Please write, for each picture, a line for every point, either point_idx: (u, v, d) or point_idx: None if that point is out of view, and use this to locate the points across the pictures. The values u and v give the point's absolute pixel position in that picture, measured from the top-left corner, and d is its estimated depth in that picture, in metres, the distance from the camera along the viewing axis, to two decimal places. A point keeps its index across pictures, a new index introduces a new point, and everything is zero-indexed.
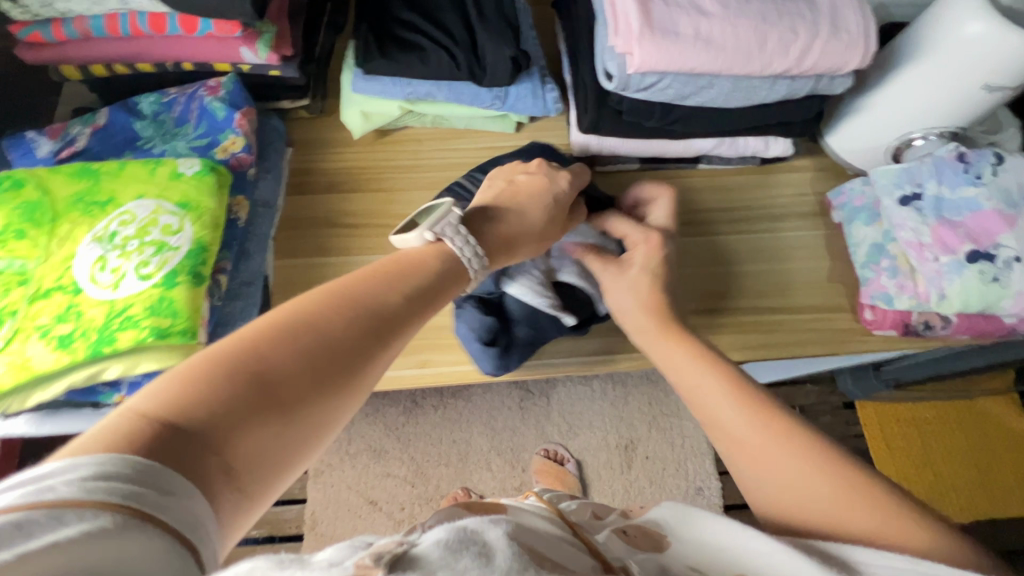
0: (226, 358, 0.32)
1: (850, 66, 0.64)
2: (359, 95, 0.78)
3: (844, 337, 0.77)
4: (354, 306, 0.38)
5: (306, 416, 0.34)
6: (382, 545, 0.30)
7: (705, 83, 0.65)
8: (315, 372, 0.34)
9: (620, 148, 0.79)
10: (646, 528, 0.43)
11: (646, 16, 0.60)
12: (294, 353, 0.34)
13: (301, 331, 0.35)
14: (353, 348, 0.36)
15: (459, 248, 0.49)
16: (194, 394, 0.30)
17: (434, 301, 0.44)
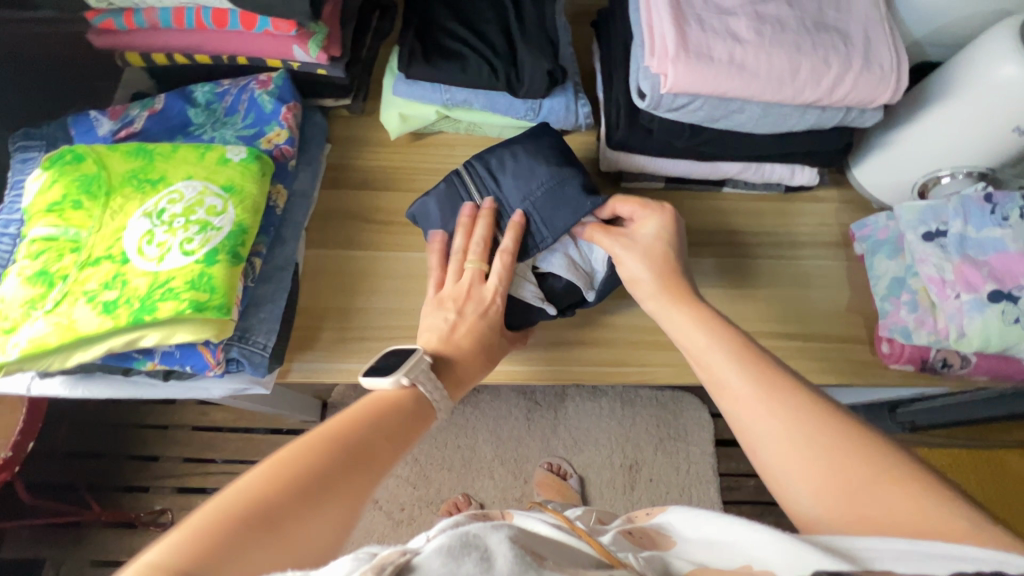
0: (227, 505, 0.37)
1: (881, 100, 0.65)
2: (400, 97, 0.82)
3: (859, 368, 0.77)
4: (337, 440, 0.44)
5: (297, 548, 0.37)
6: (385, 555, 0.32)
7: (735, 107, 0.67)
8: (304, 504, 0.39)
9: (647, 166, 0.81)
10: (648, 532, 0.45)
11: (682, 39, 0.62)
12: (289, 486, 0.39)
13: (290, 469, 0.40)
14: (339, 475, 0.41)
15: (430, 391, 0.55)
16: (198, 539, 0.34)
17: (411, 430, 0.50)
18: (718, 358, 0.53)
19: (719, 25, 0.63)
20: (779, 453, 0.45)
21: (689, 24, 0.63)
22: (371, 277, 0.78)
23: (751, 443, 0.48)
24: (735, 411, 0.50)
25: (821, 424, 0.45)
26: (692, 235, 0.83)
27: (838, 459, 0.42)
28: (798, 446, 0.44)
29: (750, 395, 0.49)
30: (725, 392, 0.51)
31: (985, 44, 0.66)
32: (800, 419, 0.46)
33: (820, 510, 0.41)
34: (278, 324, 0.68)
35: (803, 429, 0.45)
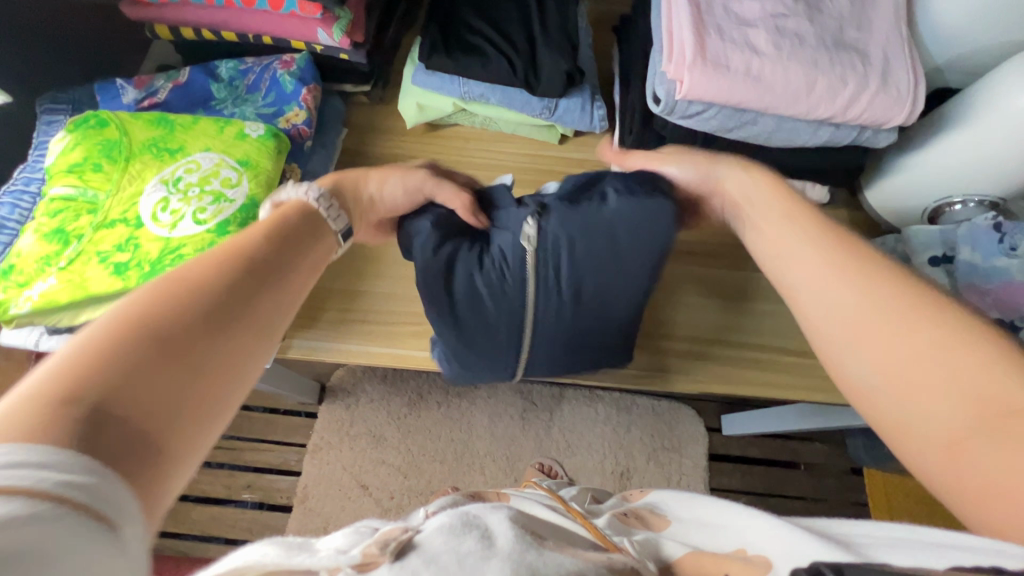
0: (110, 329, 0.26)
1: (895, 121, 0.65)
2: (418, 87, 0.83)
3: None
4: (228, 257, 0.33)
5: (212, 385, 0.28)
6: (387, 532, 0.35)
7: (749, 119, 0.67)
8: (206, 330, 0.29)
9: None
10: (644, 514, 0.49)
11: (700, 47, 0.62)
12: (183, 302, 0.29)
13: (171, 296, 0.29)
14: (240, 292, 0.32)
15: (323, 209, 0.45)
16: (85, 367, 0.24)
17: (318, 245, 0.41)
18: (783, 237, 0.45)
19: (738, 36, 0.64)
20: (851, 331, 0.38)
21: (709, 32, 0.63)
22: (378, 263, 0.79)
23: (817, 328, 0.40)
24: (802, 296, 0.42)
25: (927, 320, 0.35)
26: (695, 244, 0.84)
27: (907, 335, 0.35)
28: (871, 321, 0.37)
29: (823, 273, 0.41)
30: (804, 307, 0.42)
31: (1004, 73, 0.66)
32: (901, 316, 0.36)
33: (913, 418, 0.33)
34: None
35: (883, 299, 0.37)
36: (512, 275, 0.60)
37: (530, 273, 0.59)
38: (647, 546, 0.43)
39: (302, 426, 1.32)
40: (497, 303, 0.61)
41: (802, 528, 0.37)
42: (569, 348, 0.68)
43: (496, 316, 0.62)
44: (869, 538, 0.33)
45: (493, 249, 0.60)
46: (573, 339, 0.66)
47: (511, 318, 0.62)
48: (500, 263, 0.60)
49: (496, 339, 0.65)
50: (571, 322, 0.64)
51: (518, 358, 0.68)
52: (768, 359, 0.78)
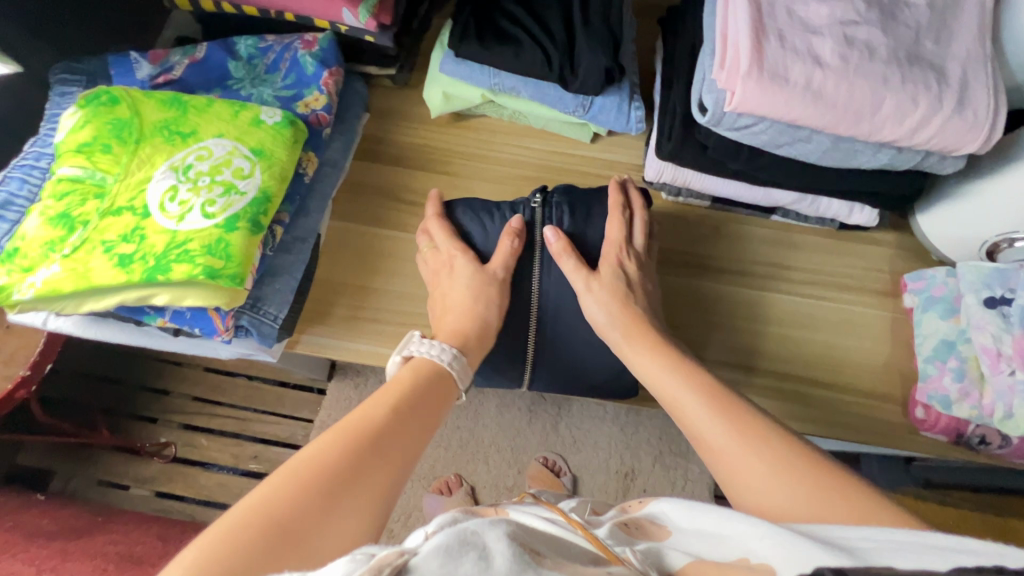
0: (244, 518, 0.38)
1: (967, 148, 0.59)
2: (446, 75, 0.78)
3: (887, 428, 0.72)
4: (362, 432, 0.46)
5: (324, 549, 0.39)
6: (383, 555, 0.31)
7: (803, 135, 0.62)
8: (330, 501, 0.40)
9: (694, 182, 0.76)
10: (643, 522, 0.47)
11: (758, 55, 0.56)
12: (299, 489, 0.40)
13: (312, 474, 0.41)
14: (352, 470, 0.43)
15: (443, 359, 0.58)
16: (222, 556, 0.36)
17: (416, 431, 0.49)
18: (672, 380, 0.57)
19: (801, 43, 0.57)
20: (731, 471, 0.48)
21: (769, 39, 0.57)
22: (393, 259, 0.76)
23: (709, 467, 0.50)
24: (692, 432, 0.52)
25: (731, 419, 0.50)
26: (723, 262, 0.80)
27: (788, 476, 0.44)
28: (746, 462, 0.47)
29: (709, 417, 0.51)
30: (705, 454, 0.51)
31: None
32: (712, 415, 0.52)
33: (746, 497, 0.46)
34: (291, 297, 0.67)
35: (758, 448, 0.47)
36: (529, 238, 0.69)
37: (539, 235, 0.69)
38: (649, 554, 0.42)
39: (310, 402, 1.26)
40: (518, 275, 0.69)
41: (806, 537, 0.37)
42: (587, 343, 0.68)
43: (517, 290, 0.68)
44: (872, 543, 0.35)
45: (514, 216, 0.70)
46: (583, 338, 0.68)
47: (524, 284, 0.69)
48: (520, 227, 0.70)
49: (515, 319, 0.68)
50: (584, 304, 0.68)
51: (534, 349, 0.69)
52: (788, 388, 0.74)
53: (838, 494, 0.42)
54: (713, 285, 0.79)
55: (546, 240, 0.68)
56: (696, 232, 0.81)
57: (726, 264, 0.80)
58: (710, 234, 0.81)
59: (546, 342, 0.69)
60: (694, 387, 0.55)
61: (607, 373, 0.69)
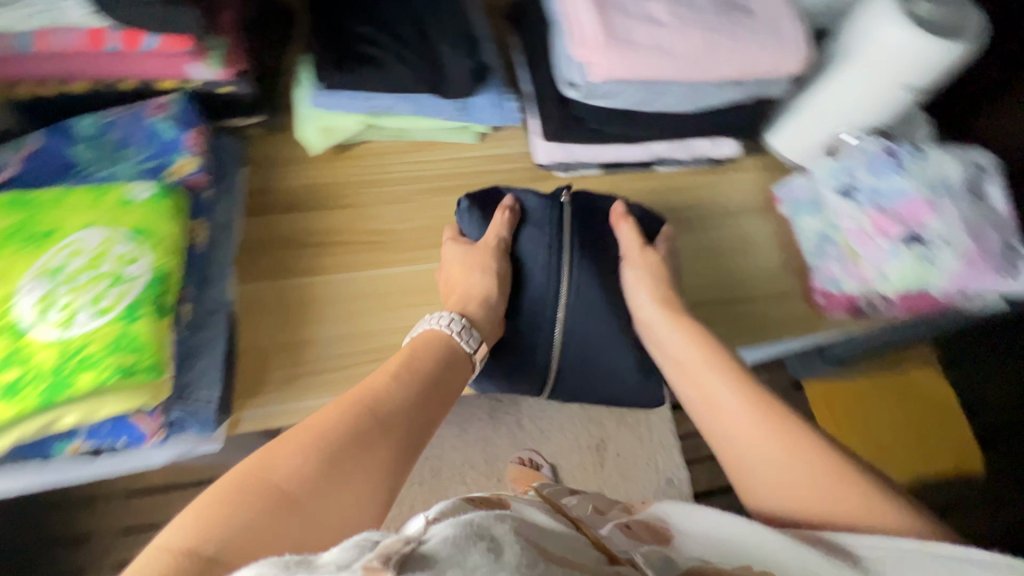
0: (243, 478, 0.41)
1: (790, 70, 0.69)
2: (319, 109, 0.76)
3: (801, 321, 0.82)
4: (370, 409, 0.48)
5: (326, 514, 0.42)
6: (388, 543, 0.30)
7: (662, 89, 0.69)
8: (328, 470, 0.43)
9: (582, 154, 0.82)
10: (647, 523, 0.48)
11: (606, 27, 0.62)
12: (297, 456, 0.43)
13: (315, 440, 0.44)
14: (353, 441, 0.45)
15: (461, 339, 0.61)
16: (222, 512, 0.38)
17: (422, 415, 0.52)
18: (712, 379, 0.60)
19: (638, 10, 0.64)
20: (773, 478, 0.52)
21: (611, 10, 0.63)
22: (316, 305, 0.73)
23: (739, 464, 0.55)
24: (726, 431, 0.57)
25: (780, 427, 0.54)
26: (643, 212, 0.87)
27: (831, 488, 0.49)
28: (793, 470, 0.51)
29: (758, 426, 0.54)
30: (745, 458, 0.54)
31: (868, 13, 0.73)
32: (758, 421, 0.55)
33: (776, 496, 0.51)
34: (221, 375, 0.61)
35: (806, 461, 0.51)
36: (550, 240, 0.70)
37: (567, 233, 0.70)
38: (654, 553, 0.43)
39: None
40: (533, 274, 0.70)
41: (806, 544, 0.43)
42: (608, 341, 0.70)
43: (531, 285, 0.70)
44: (876, 552, 0.42)
45: (532, 208, 0.72)
46: (595, 329, 0.70)
47: (550, 281, 0.69)
48: (540, 223, 0.71)
49: (523, 319, 0.70)
50: (598, 291, 0.70)
51: (547, 338, 0.70)
52: (713, 311, 0.81)
53: (857, 492, 0.48)
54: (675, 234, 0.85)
55: (612, 210, 0.74)
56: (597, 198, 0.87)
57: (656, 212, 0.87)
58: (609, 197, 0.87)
59: (560, 330, 0.70)
60: (734, 389, 0.58)
61: (602, 353, 0.71)
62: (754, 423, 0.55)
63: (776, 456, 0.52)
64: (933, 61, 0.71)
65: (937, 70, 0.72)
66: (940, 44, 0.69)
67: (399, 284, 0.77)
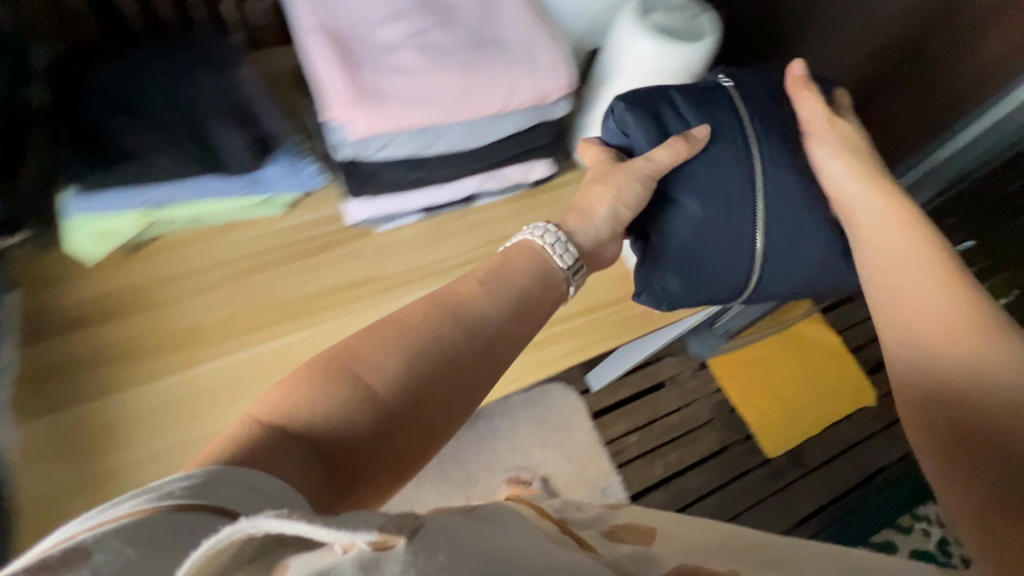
0: (321, 363, 0.49)
1: (556, 94, 0.73)
2: (83, 216, 0.69)
3: (637, 321, 0.88)
4: (470, 331, 0.54)
5: (433, 403, 0.51)
6: (396, 519, 0.33)
7: (437, 134, 0.69)
8: (453, 367, 0.52)
9: (394, 205, 0.82)
10: (620, 532, 0.57)
11: (353, 86, 0.61)
12: (388, 355, 0.51)
13: (396, 344, 0.51)
14: (450, 361, 0.52)
15: (558, 251, 0.64)
16: (291, 399, 0.46)
17: (515, 327, 0.58)
18: (900, 239, 0.66)
19: (386, 63, 0.64)
20: (921, 312, 0.60)
21: (357, 68, 0.63)
22: (123, 427, 0.68)
23: (897, 286, 0.64)
24: (886, 271, 0.66)
25: (957, 288, 0.60)
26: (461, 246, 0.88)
27: (962, 337, 0.56)
28: (941, 306, 0.59)
29: (942, 279, 0.61)
30: (901, 285, 0.63)
31: (617, 30, 0.78)
32: (950, 272, 0.61)
33: (919, 338, 0.60)
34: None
35: (956, 308, 0.58)
36: (722, 142, 0.73)
37: (748, 127, 0.73)
38: (633, 555, 0.50)
39: None
40: (719, 169, 0.72)
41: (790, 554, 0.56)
42: (790, 222, 0.74)
43: (726, 176, 0.72)
44: None
45: (720, 118, 0.73)
46: (720, 233, 0.73)
47: (738, 167, 0.72)
48: (726, 120, 0.73)
49: (674, 206, 0.74)
50: (741, 185, 0.72)
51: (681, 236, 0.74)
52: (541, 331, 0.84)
53: (989, 348, 0.54)
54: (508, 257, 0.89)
55: (792, 74, 0.77)
56: (426, 243, 0.87)
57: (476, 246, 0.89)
58: (437, 239, 0.88)
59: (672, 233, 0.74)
60: (925, 240, 0.65)
61: (717, 262, 0.75)
62: (898, 283, 0.64)
63: (930, 318, 0.60)
64: (682, 63, 0.77)
65: (691, 70, 0.78)
66: (682, 49, 0.75)
67: (214, 385, 0.72)
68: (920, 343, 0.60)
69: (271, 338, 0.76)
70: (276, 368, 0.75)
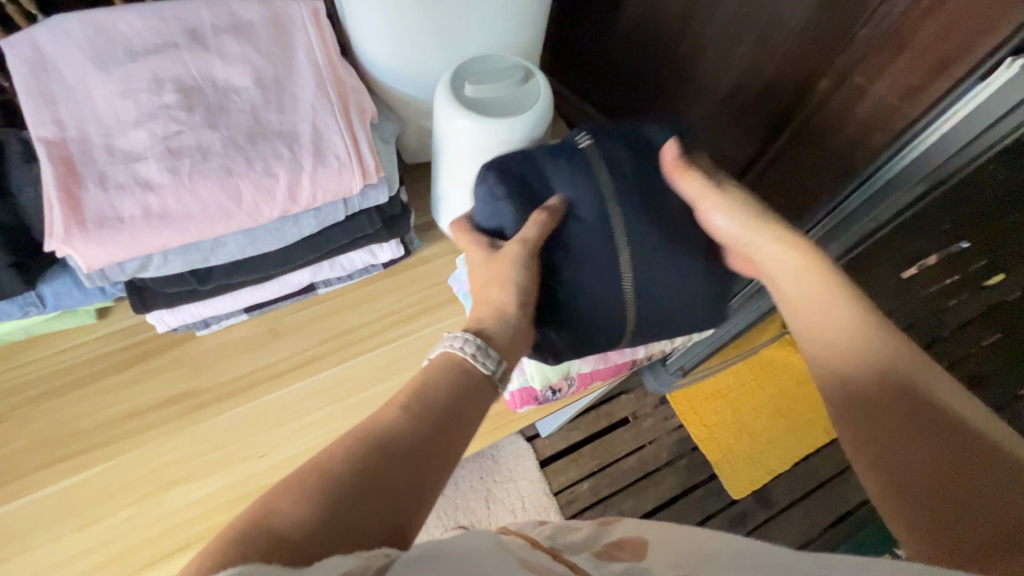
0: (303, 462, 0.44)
1: (356, 186, 0.63)
2: None
3: (498, 421, 0.79)
4: (421, 409, 0.49)
5: (405, 482, 0.44)
6: (375, 554, 0.35)
7: (211, 244, 0.61)
8: (428, 444, 0.47)
9: (206, 312, 0.72)
10: (625, 546, 0.47)
11: (75, 211, 0.53)
12: (354, 445, 0.45)
13: (363, 428, 0.47)
14: (420, 427, 0.48)
15: (479, 360, 0.54)
16: (271, 499, 0.41)
17: (477, 405, 0.53)
18: (814, 298, 0.57)
19: (126, 176, 0.56)
20: (854, 381, 0.53)
21: (86, 187, 0.54)
22: None
23: (826, 359, 0.56)
24: (818, 349, 0.56)
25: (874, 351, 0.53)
26: (296, 349, 0.78)
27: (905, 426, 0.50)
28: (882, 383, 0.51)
29: (858, 348, 0.53)
30: (829, 364, 0.55)
31: (435, 103, 0.68)
32: (868, 331, 0.53)
33: (897, 437, 0.50)
34: None
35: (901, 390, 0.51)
36: (588, 189, 0.64)
37: (605, 173, 0.64)
38: None
39: None
40: (585, 225, 0.63)
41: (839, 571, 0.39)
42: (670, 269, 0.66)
43: (590, 231, 0.63)
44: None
45: (580, 160, 0.64)
46: (597, 286, 0.64)
47: (604, 227, 0.63)
48: (579, 167, 0.64)
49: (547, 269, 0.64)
50: (604, 232, 0.63)
51: (566, 296, 0.64)
52: None
53: (938, 418, 0.49)
54: (335, 364, 0.78)
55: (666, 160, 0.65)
56: (258, 343, 0.78)
57: (308, 350, 0.78)
58: (273, 338, 0.79)
59: (549, 293, 0.64)
60: (832, 300, 0.56)
61: (597, 318, 0.66)
62: (825, 354, 0.56)
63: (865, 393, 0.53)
64: (509, 137, 0.67)
65: (522, 144, 0.68)
66: (503, 123, 0.65)
67: None
68: (877, 435, 0.51)
69: (60, 476, 0.67)
70: (63, 514, 0.65)
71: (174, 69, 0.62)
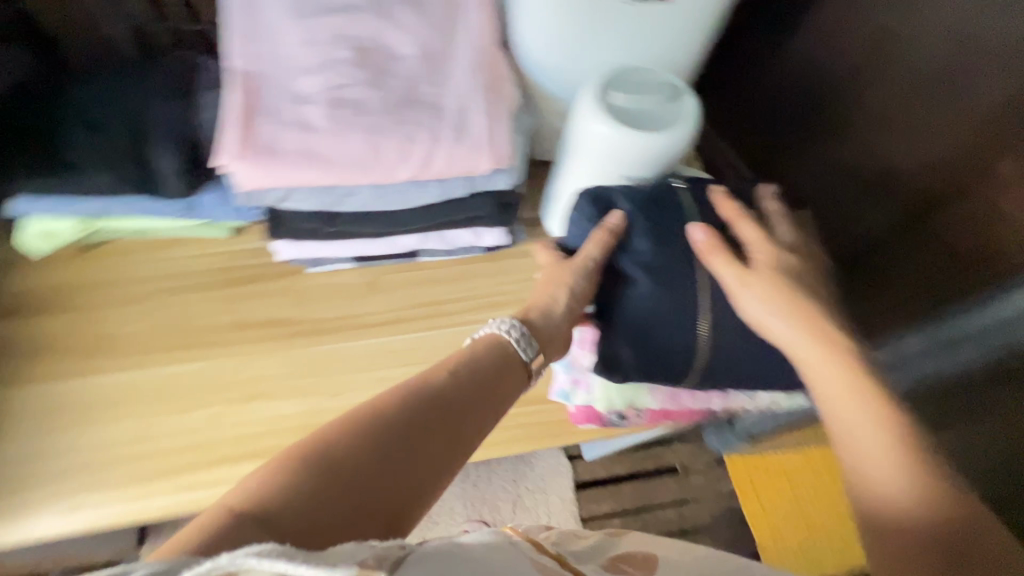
0: (314, 442, 0.42)
1: (485, 167, 0.65)
2: (27, 214, 0.72)
3: (556, 429, 0.78)
4: (451, 392, 0.49)
5: (418, 470, 0.44)
6: (385, 549, 0.34)
7: (345, 191, 0.66)
8: (447, 438, 0.46)
9: (320, 252, 0.77)
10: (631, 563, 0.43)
11: (247, 136, 0.60)
12: (367, 433, 0.43)
13: (376, 413, 0.45)
14: (442, 418, 0.47)
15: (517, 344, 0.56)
16: (283, 480, 0.39)
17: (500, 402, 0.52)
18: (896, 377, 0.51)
19: (292, 115, 0.62)
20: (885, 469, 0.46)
21: (259, 117, 0.61)
22: (25, 417, 0.71)
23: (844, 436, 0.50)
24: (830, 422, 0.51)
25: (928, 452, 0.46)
26: (387, 305, 0.83)
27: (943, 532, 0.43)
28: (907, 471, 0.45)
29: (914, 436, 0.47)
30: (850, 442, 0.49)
31: (577, 104, 0.68)
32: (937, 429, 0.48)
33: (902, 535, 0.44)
34: None
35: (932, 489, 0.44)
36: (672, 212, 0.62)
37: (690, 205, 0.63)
38: None
39: None
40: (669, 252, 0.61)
41: None
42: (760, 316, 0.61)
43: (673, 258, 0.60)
44: None
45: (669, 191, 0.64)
46: (673, 319, 0.60)
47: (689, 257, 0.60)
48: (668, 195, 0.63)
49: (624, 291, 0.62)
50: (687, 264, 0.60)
51: (639, 323, 0.61)
52: None
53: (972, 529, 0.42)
54: (415, 330, 0.81)
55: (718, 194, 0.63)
56: (354, 292, 0.83)
57: (396, 310, 0.82)
58: (370, 291, 0.83)
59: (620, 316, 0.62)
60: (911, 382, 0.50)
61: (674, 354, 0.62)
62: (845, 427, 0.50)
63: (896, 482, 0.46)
64: (643, 152, 0.66)
65: (654, 160, 0.67)
66: (641, 137, 0.64)
67: (103, 399, 0.73)
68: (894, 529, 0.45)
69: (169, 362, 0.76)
70: (163, 398, 0.74)
71: (353, 28, 0.67)
